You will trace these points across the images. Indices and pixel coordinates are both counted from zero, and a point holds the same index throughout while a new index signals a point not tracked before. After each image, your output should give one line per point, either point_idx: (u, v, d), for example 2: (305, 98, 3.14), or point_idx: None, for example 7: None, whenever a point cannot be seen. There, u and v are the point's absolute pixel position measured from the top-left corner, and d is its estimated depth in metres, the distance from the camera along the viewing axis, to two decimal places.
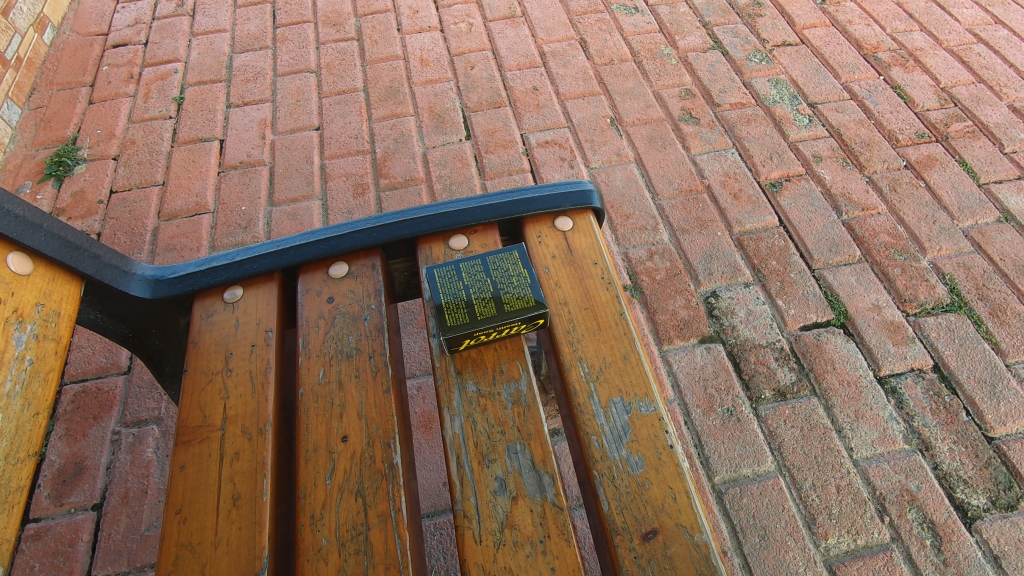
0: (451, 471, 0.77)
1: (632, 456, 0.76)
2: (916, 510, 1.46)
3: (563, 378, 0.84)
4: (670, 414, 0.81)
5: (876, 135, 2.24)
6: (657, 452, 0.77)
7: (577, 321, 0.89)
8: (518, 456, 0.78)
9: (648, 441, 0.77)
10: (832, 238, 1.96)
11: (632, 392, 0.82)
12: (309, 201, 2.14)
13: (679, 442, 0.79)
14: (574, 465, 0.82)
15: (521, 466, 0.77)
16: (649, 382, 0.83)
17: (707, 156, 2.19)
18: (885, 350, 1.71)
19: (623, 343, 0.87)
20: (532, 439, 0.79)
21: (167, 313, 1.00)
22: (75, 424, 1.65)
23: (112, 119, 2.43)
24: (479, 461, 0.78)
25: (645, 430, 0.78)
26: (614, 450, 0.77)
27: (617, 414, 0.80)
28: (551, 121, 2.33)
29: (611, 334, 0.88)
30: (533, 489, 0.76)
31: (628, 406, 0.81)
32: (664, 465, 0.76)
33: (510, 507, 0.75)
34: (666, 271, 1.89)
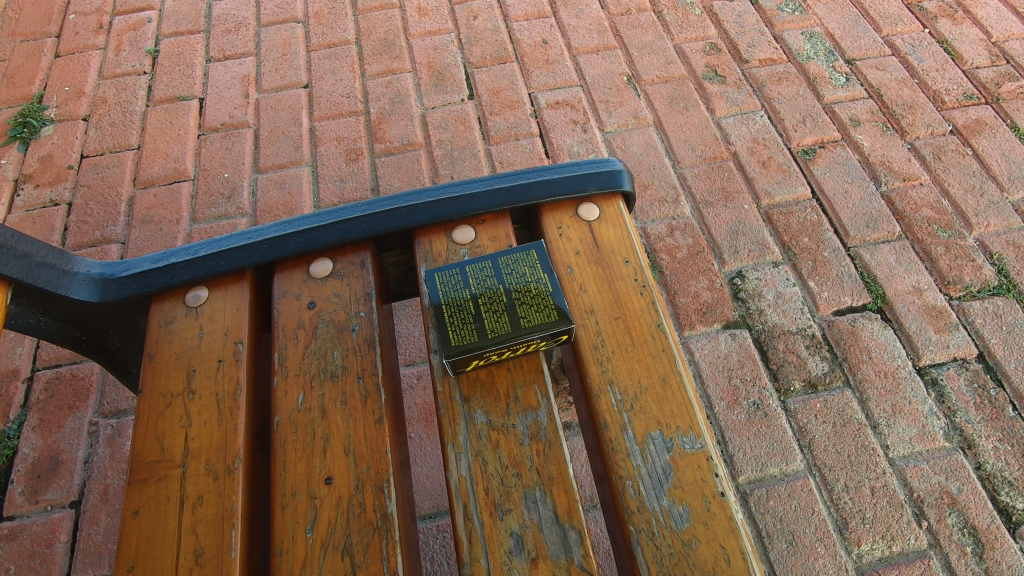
0: (458, 524, 0.68)
1: (674, 506, 0.68)
2: (956, 514, 1.35)
3: (592, 405, 0.75)
4: (718, 451, 0.72)
5: (919, 96, 2.04)
6: (705, 501, 0.68)
7: (606, 334, 0.80)
8: (538, 506, 0.68)
9: (695, 487, 0.69)
10: (870, 212, 1.79)
11: (674, 425, 0.73)
12: (298, 167, 1.96)
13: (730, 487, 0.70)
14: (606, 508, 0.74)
15: (542, 519, 0.67)
16: (694, 414, 0.73)
17: (734, 119, 2.00)
18: (926, 339, 1.57)
19: (662, 363, 0.77)
20: (553, 485, 0.69)
21: (123, 313, 0.87)
22: (49, 415, 1.53)
23: (80, 75, 2.21)
24: (491, 513, 0.68)
25: (690, 473, 0.69)
26: (653, 498, 0.68)
27: (656, 452, 0.71)
28: (561, 79, 2.12)
29: (647, 351, 0.78)
30: (556, 548, 0.66)
31: (669, 441, 0.72)
32: (714, 518, 0.67)
33: (529, 571, 0.65)
34: (688, 249, 1.73)
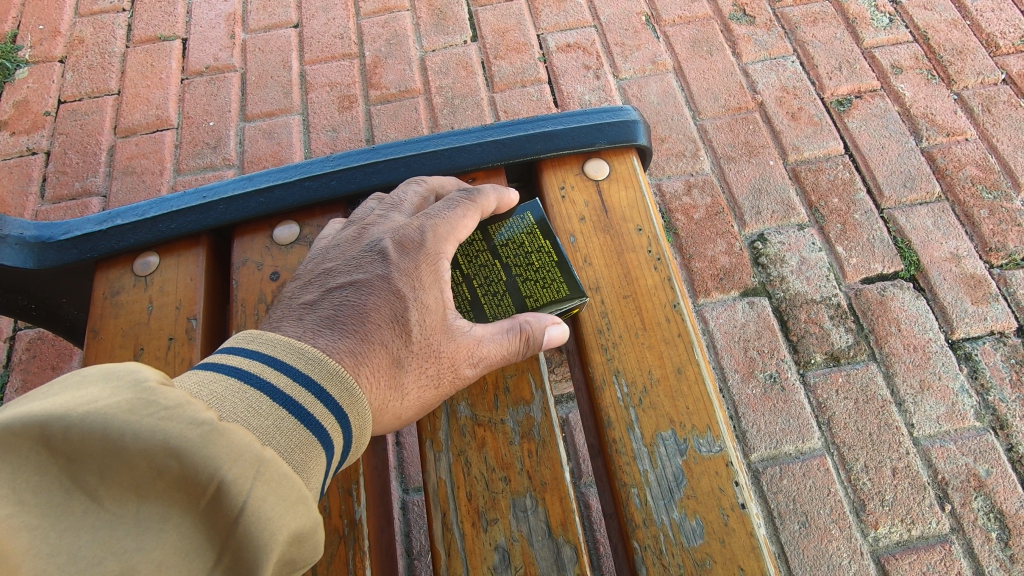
0: (438, 535, 0.68)
1: (686, 520, 0.62)
2: (982, 498, 1.27)
3: (596, 398, 0.70)
4: (739, 456, 0.66)
5: (970, 40, 1.84)
6: (722, 515, 0.63)
7: (614, 315, 0.73)
8: (528, 516, 0.67)
9: (711, 498, 0.64)
10: (908, 170, 1.63)
11: (689, 425, 0.67)
12: (287, 115, 1.83)
13: (752, 498, 0.64)
14: (609, 513, 0.70)
15: (533, 531, 0.66)
16: (712, 413, 0.67)
17: (762, 65, 1.82)
18: (961, 310, 1.45)
19: (676, 351, 0.71)
20: (545, 491, 0.68)
21: (70, 282, 0.80)
22: (31, 376, 1.48)
23: (56, 13, 2.06)
24: (474, 523, 0.67)
25: (706, 480, 0.64)
26: (662, 510, 0.63)
27: (667, 456, 0.66)
28: (573, 19, 1.93)
29: (660, 337, 0.72)
30: (547, 565, 0.65)
31: (682, 443, 0.66)
32: (732, 534, 0.62)
33: None
34: (706, 209, 1.60)
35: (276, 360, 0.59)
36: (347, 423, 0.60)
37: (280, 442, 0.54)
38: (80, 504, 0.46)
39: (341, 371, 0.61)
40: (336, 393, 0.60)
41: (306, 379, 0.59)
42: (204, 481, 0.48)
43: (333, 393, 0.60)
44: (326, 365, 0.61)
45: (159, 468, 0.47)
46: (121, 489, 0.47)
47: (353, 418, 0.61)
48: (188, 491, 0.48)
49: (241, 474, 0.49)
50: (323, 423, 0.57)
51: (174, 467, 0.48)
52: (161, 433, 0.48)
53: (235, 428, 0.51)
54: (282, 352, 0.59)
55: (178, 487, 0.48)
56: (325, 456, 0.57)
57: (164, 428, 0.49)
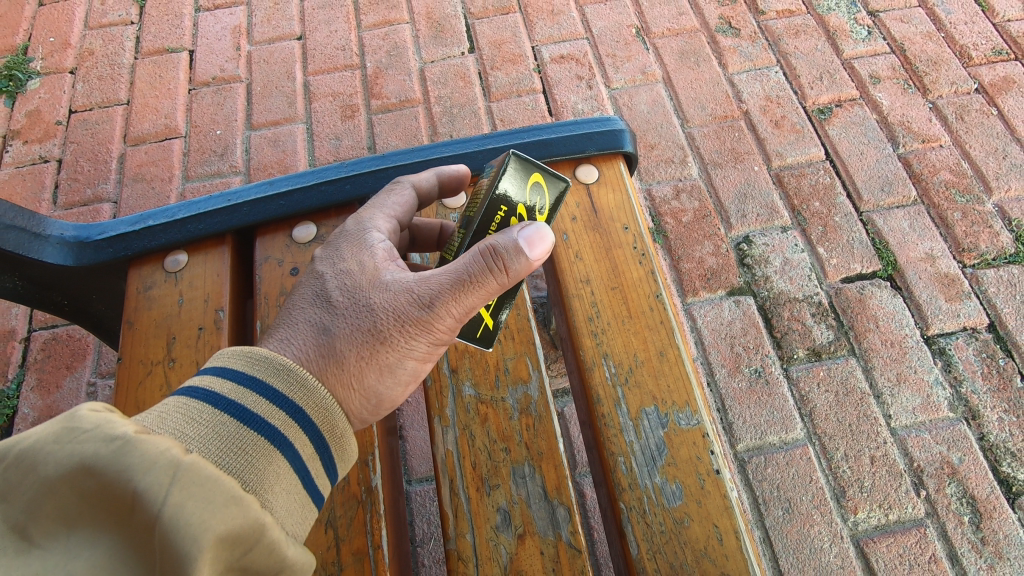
0: (446, 500, 0.74)
1: (667, 484, 0.69)
2: (955, 484, 1.34)
3: (586, 378, 0.76)
4: (714, 428, 0.73)
5: (944, 51, 1.93)
6: (699, 480, 0.70)
7: (602, 305, 0.80)
8: (527, 481, 0.74)
9: (689, 464, 0.70)
10: (885, 175, 1.72)
11: (670, 401, 0.74)
12: (292, 124, 1.90)
13: (725, 465, 0.71)
14: (599, 483, 0.76)
15: (531, 495, 0.73)
16: (690, 390, 0.74)
17: (746, 76, 1.90)
18: (936, 307, 1.53)
19: (658, 336, 0.78)
20: (542, 460, 0.75)
21: (102, 279, 0.87)
22: (47, 375, 1.54)
23: (66, 25, 2.13)
24: (478, 489, 0.74)
25: (684, 450, 0.71)
26: (646, 476, 0.70)
27: (650, 428, 0.72)
28: (567, 32, 2.02)
29: (644, 323, 0.79)
30: (544, 525, 0.71)
31: (664, 417, 0.73)
32: (708, 496, 0.69)
33: (516, 548, 0.71)
34: (694, 213, 1.67)
35: (222, 370, 0.60)
36: (303, 416, 0.61)
37: (218, 445, 0.54)
38: (10, 541, 0.47)
39: (290, 365, 0.63)
40: (281, 387, 0.61)
41: (250, 381, 0.60)
42: (124, 493, 0.48)
43: (280, 387, 0.61)
44: (276, 363, 0.62)
45: (80, 490, 0.49)
46: (52, 522, 0.48)
47: (308, 404, 0.62)
48: (114, 507, 0.49)
49: (160, 479, 0.49)
50: (271, 420, 0.58)
51: (94, 484, 0.49)
52: (82, 453, 0.50)
53: (155, 437, 0.51)
54: (226, 359, 0.61)
55: (103, 505, 0.49)
56: (277, 450, 0.57)
57: (86, 449, 0.50)
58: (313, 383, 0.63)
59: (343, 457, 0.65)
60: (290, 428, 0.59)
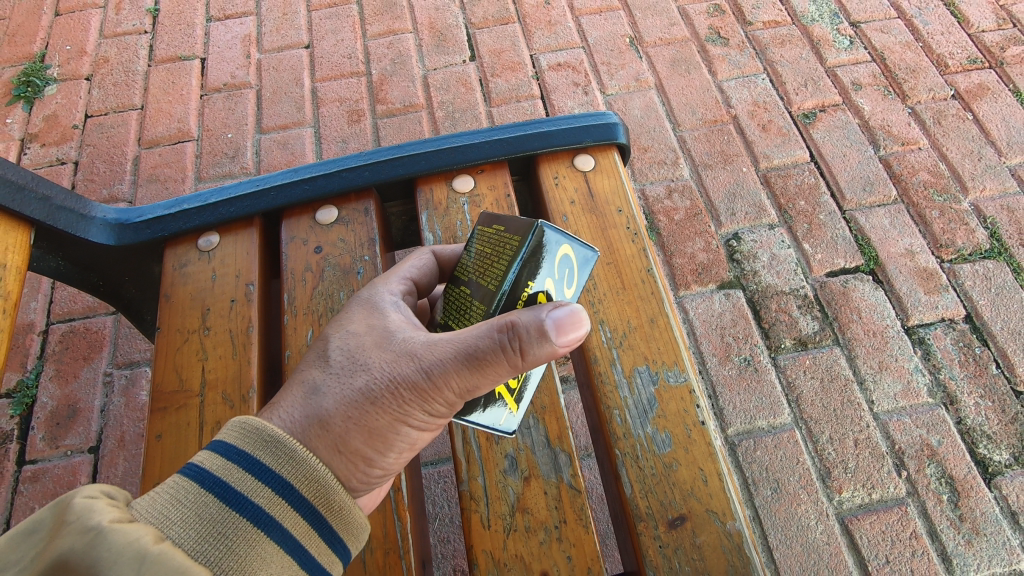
0: (458, 449, 0.81)
1: (658, 433, 0.76)
2: (935, 465, 1.41)
3: (584, 342, 0.83)
4: (699, 384, 0.80)
5: (922, 60, 2.03)
6: (686, 429, 0.77)
7: (599, 278, 0.88)
8: (531, 432, 0.81)
9: (677, 416, 0.77)
10: (867, 175, 1.81)
11: (660, 360, 0.81)
12: (301, 128, 1.98)
13: (710, 417, 0.78)
14: (597, 438, 0.83)
15: (535, 444, 0.80)
16: (678, 351, 0.82)
17: (735, 82, 2.00)
18: (915, 299, 1.61)
19: (649, 304, 0.85)
20: (545, 414, 0.82)
21: (137, 260, 0.94)
22: (65, 366, 1.60)
23: (82, 34, 2.21)
24: (487, 438, 0.81)
25: (673, 403, 0.78)
26: (639, 426, 0.77)
27: (642, 385, 0.80)
28: (563, 41, 2.11)
29: (636, 294, 0.86)
30: (547, 469, 0.79)
31: (654, 375, 0.80)
32: (694, 444, 0.76)
33: (522, 489, 0.78)
34: (685, 211, 1.76)
35: (217, 445, 0.63)
36: (292, 491, 0.63)
37: (199, 529, 0.57)
38: None
39: (280, 437, 0.64)
40: (269, 460, 0.63)
41: (240, 452, 0.62)
42: None
43: (268, 462, 0.63)
44: (267, 434, 0.64)
45: None
46: None
47: (297, 475, 0.64)
48: None
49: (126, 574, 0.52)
50: (255, 498, 0.60)
51: None
52: (61, 545, 0.53)
53: (129, 525, 0.54)
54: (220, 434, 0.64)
55: None
56: (261, 530, 0.59)
57: (63, 540, 0.54)
58: (304, 457, 0.64)
59: (343, 529, 0.66)
60: (276, 505, 0.61)
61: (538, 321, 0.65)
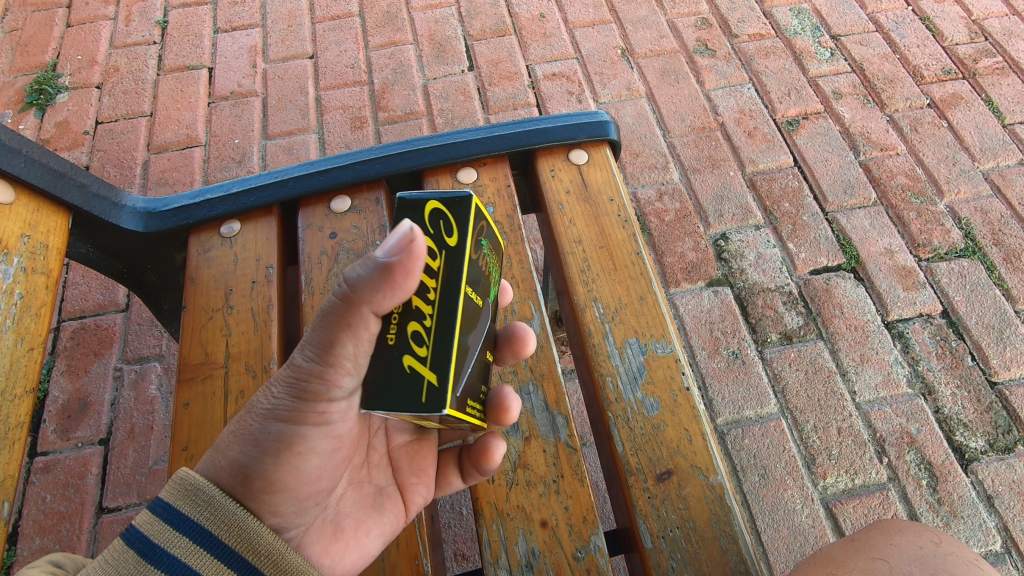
0: None
1: (647, 398, 0.84)
2: (914, 452, 1.48)
3: (579, 317, 0.91)
4: (684, 355, 0.88)
5: (899, 71, 2.13)
6: (672, 394, 0.85)
7: (592, 260, 0.95)
8: (532, 397, 0.90)
9: (664, 383, 0.86)
10: (848, 179, 1.89)
11: (648, 333, 0.89)
12: (305, 134, 2.05)
13: (693, 384, 0.87)
14: (591, 405, 0.91)
15: (535, 408, 0.89)
16: (665, 325, 0.90)
17: (722, 91, 2.09)
18: (895, 296, 1.69)
19: (639, 284, 0.93)
20: (544, 380, 0.91)
21: (162, 248, 1.05)
22: (76, 361, 1.65)
23: (93, 44, 2.28)
24: None
25: (660, 371, 0.86)
26: (629, 391, 0.85)
27: (633, 355, 0.88)
28: (558, 52, 2.20)
29: (627, 274, 0.94)
30: (546, 430, 0.87)
31: (644, 346, 0.88)
32: (680, 407, 0.84)
33: (523, 448, 0.86)
34: (675, 213, 1.83)
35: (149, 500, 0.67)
36: (209, 538, 0.66)
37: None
38: None
39: (195, 484, 0.67)
40: (190, 511, 0.66)
41: (167, 508, 0.66)
42: None
43: (185, 509, 0.66)
44: (185, 484, 0.68)
45: None
46: None
47: (216, 524, 0.66)
48: None
49: None
50: (170, 548, 0.64)
51: None
52: None
53: None
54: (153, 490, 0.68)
55: None
56: None
57: None
58: (218, 498, 0.67)
59: (270, 568, 0.67)
60: (195, 553, 0.65)
61: (359, 261, 0.63)
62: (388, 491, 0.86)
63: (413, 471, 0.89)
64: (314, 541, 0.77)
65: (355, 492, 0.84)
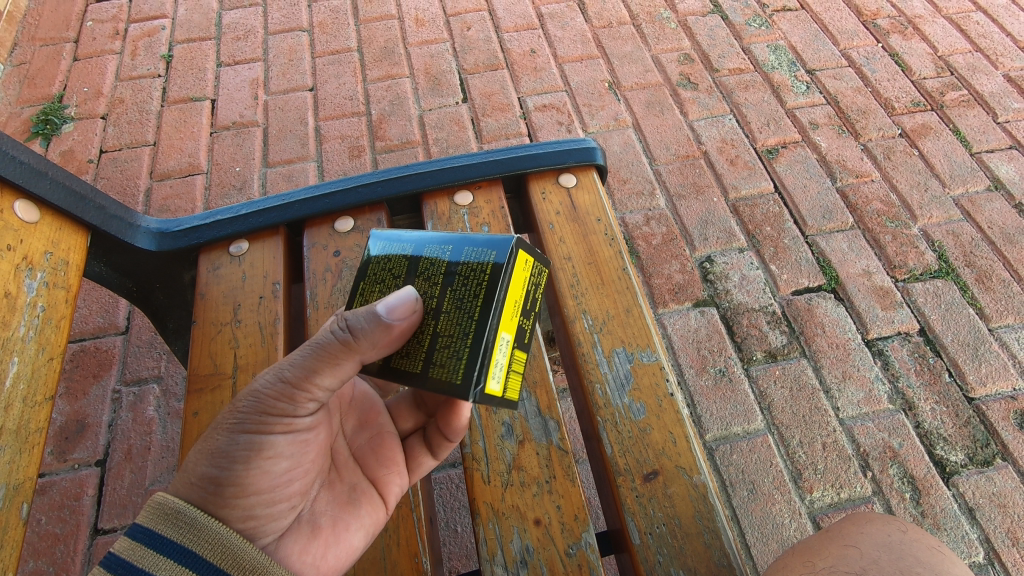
0: None
1: (634, 403, 0.90)
2: (897, 466, 1.52)
3: (570, 329, 0.97)
4: (668, 363, 0.94)
5: (871, 103, 2.25)
6: (657, 399, 0.90)
7: (581, 275, 1.02)
8: (525, 403, 0.95)
9: (650, 389, 0.91)
10: (826, 204, 1.98)
11: (634, 343, 0.95)
12: (305, 162, 2.12)
13: (677, 390, 0.92)
14: (582, 412, 0.96)
15: (528, 413, 0.94)
16: (650, 335, 0.96)
17: (705, 122, 2.19)
18: (873, 315, 1.76)
19: (625, 297, 0.99)
20: (537, 388, 0.96)
21: (172, 266, 1.12)
22: (75, 383, 1.67)
23: (99, 77, 2.36)
24: (487, 408, 0.94)
25: (646, 378, 0.92)
26: (617, 397, 0.91)
27: (620, 363, 0.93)
28: (548, 85, 2.31)
29: (614, 288, 1.00)
30: (539, 433, 0.92)
31: (630, 355, 0.94)
32: (665, 412, 0.90)
33: (517, 450, 0.91)
34: (662, 236, 1.91)
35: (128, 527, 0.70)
36: (193, 557, 0.68)
37: None
38: None
39: (175, 506, 0.71)
40: (172, 533, 0.69)
41: (146, 532, 0.69)
42: None
43: (162, 531, 0.69)
44: (165, 507, 0.71)
45: None
46: None
47: (199, 542, 0.69)
48: None
49: None
50: (155, 570, 0.67)
51: None
52: None
53: None
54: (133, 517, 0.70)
55: None
56: None
57: None
58: (200, 518, 0.71)
59: None
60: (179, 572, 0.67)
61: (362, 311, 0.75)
62: (360, 487, 0.91)
63: (383, 463, 0.95)
64: (292, 541, 0.82)
65: (327, 493, 0.90)
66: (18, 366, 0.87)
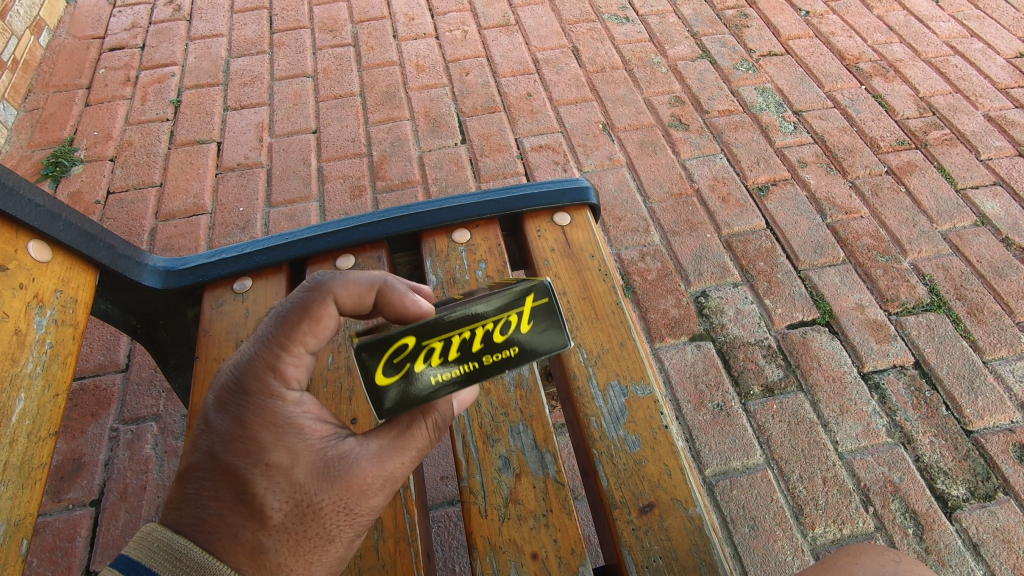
0: (458, 450, 0.95)
1: (629, 436, 0.91)
2: (898, 500, 1.51)
3: (565, 362, 0.99)
4: (663, 396, 0.96)
5: (858, 142, 2.32)
6: (652, 432, 0.92)
7: (576, 309, 1.04)
8: (521, 436, 0.96)
9: (644, 421, 0.92)
10: (817, 240, 2.02)
11: (628, 375, 0.97)
12: (307, 202, 2.17)
13: (672, 422, 0.94)
14: (578, 445, 0.97)
15: (524, 446, 0.95)
16: (644, 368, 0.98)
17: (696, 161, 2.26)
18: (868, 348, 1.77)
19: (619, 331, 1.02)
20: (533, 421, 0.97)
21: (176, 303, 1.15)
22: (72, 422, 1.66)
23: (109, 121, 2.44)
24: (484, 441, 0.96)
25: (641, 411, 0.93)
26: (612, 430, 0.92)
27: (615, 396, 0.95)
28: (544, 126, 2.38)
29: (608, 322, 1.03)
30: (535, 466, 0.93)
31: (624, 388, 0.96)
32: (659, 444, 0.91)
33: (514, 483, 0.91)
34: (657, 271, 1.94)
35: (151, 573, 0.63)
36: None
37: None
38: None
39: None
40: None
41: None
42: None
43: None
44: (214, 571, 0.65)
45: None
46: None
47: None
48: None
49: None
50: None
51: None
52: None
53: None
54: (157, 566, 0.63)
55: None
56: None
57: None
58: None
59: None
60: None
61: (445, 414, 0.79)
62: None
63: None
64: None
65: None
66: (24, 403, 0.88)
